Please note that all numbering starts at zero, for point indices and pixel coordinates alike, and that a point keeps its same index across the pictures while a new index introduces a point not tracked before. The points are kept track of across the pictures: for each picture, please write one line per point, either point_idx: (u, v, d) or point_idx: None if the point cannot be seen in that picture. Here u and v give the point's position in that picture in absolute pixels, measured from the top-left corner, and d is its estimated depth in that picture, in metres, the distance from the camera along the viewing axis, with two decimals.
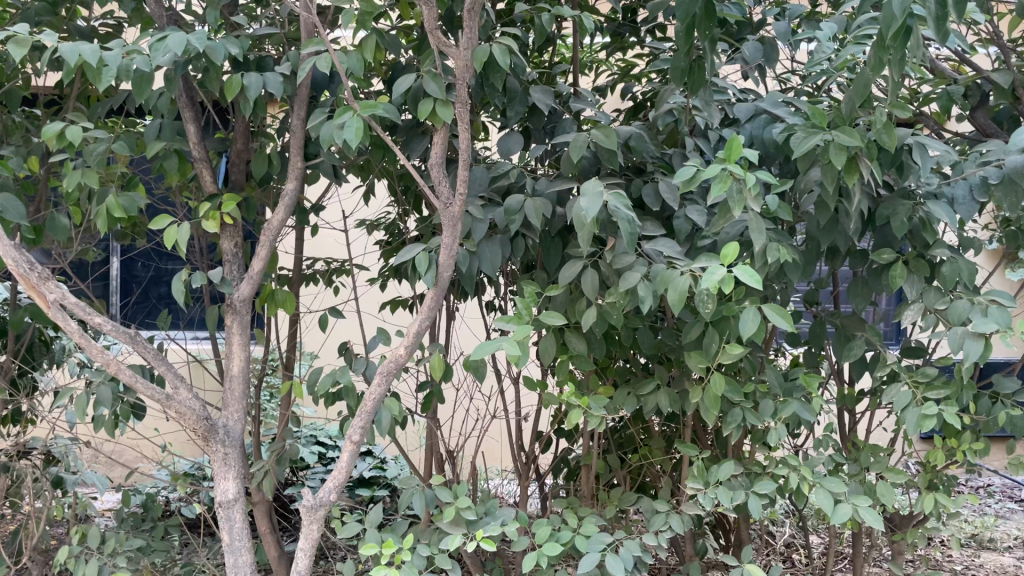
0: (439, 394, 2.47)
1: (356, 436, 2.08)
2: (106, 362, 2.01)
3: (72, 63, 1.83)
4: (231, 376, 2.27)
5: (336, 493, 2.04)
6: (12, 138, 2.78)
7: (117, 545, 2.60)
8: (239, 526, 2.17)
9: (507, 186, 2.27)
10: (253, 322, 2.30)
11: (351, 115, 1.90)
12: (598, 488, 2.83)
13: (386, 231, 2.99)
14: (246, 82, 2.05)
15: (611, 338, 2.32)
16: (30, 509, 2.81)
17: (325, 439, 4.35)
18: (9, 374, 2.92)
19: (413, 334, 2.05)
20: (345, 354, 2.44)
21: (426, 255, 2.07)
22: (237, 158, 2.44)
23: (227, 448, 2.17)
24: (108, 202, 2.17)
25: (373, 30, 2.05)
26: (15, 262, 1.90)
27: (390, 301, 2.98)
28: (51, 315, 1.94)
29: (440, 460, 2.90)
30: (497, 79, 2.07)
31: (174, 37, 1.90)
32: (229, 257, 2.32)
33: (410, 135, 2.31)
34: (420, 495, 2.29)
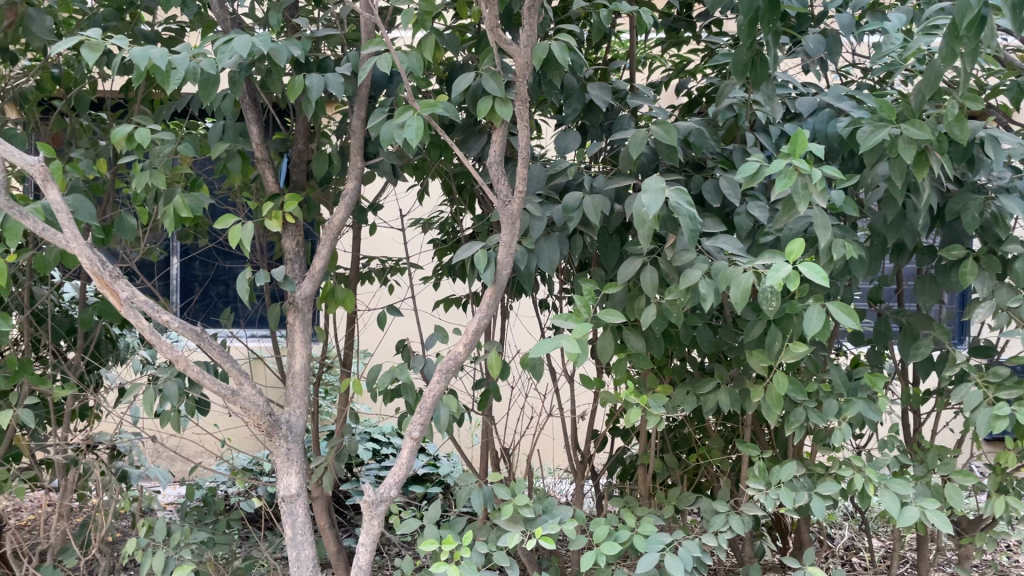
0: (495, 391, 2.47)
1: (415, 433, 2.09)
2: (174, 358, 2.07)
3: (144, 67, 1.87)
4: (293, 372, 2.31)
5: (397, 488, 2.06)
6: (81, 141, 2.87)
7: (182, 538, 2.65)
8: (302, 520, 2.20)
9: (565, 183, 2.26)
10: (315, 320, 2.34)
11: (411, 114, 1.91)
12: (655, 487, 2.81)
13: (441, 229, 3.01)
14: (309, 83, 2.08)
15: (670, 336, 2.30)
16: (98, 502, 2.87)
17: (379, 436, 4.40)
18: (78, 371, 3.00)
19: (472, 332, 2.05)
20: (403, 352, 2.46)
21: (485, 253, 2.07)
22: (298, 158, 2.48)
23: (290, 443, 2.21)
24: (176, 202, 2.22)
25: (432, 30, 2.07)
26: (90, 260, 1.96)
27: (444, 299, 2.99)
28: (124, 313, 1.99)
29: (495, 458, 2.90)
30: (556, 76, 2.07)
31: (240, 40, 1.93)
32: (292, 256, 2.37)
33: (467, 134, 2.31)
34: (479, 492, 2.29)
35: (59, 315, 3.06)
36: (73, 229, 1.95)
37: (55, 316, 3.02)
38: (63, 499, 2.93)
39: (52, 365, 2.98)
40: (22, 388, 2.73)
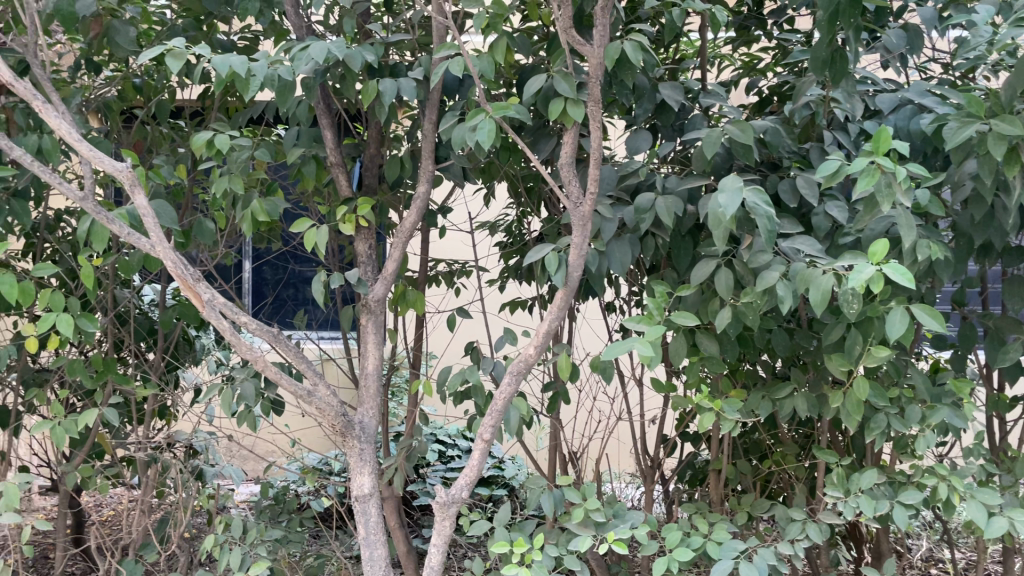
0: (565, 394, 2.45)
1: (486, 435, 2.09)
2: (253, 359, 2.12)
3: (225, 75, 1.93)
4: (366, 374, 2.34)
5: (468, 490, 2.07)
6: (161, 149, 2.96)
7: (259, 534, 2.71)
8: (375, 520, 2.23)
9: (636, 184, 2.24)
10: (386, 323, 2.37)
11: (484, 117, 1.92)
12: (727, 493, 2.76)
13: (508, 231, 3.02)
14: (382, 88, 2.10)
15: (744, 339, 2.25)
16: (178, 498, 2.95)
17: (445, 438, 4.43)
18: (159, 370, 3.09)
19: (543, 334, 2.04)
20: (472, 354, 2.47)
21: (556, 254, 2.03)
22: (371, 162, 2.52)
23: (363, 444, 2.24)
24: (254, 207, 2.29)
25: (504, 33, 2.07)
26: (174, 263, 2.02)
27: (510, 302, 2.99)
28: (205, 314, 2.05)
29: (564, 462, 2.89)
30: (628, 77, 2.06)
31: (316, 47, 1.97)
32: (364, 259, 2.41)
33: (537, 136, 2.31)
34: (549, 495, 2.28)
35: (140, 317, 3.16)
36: (158, 233, 2.02)
37: (136, 318, 3.12)
38: (145, 496, 3.01)
39: (134, 366, 3.08)
40: (106, 387, 2.82)
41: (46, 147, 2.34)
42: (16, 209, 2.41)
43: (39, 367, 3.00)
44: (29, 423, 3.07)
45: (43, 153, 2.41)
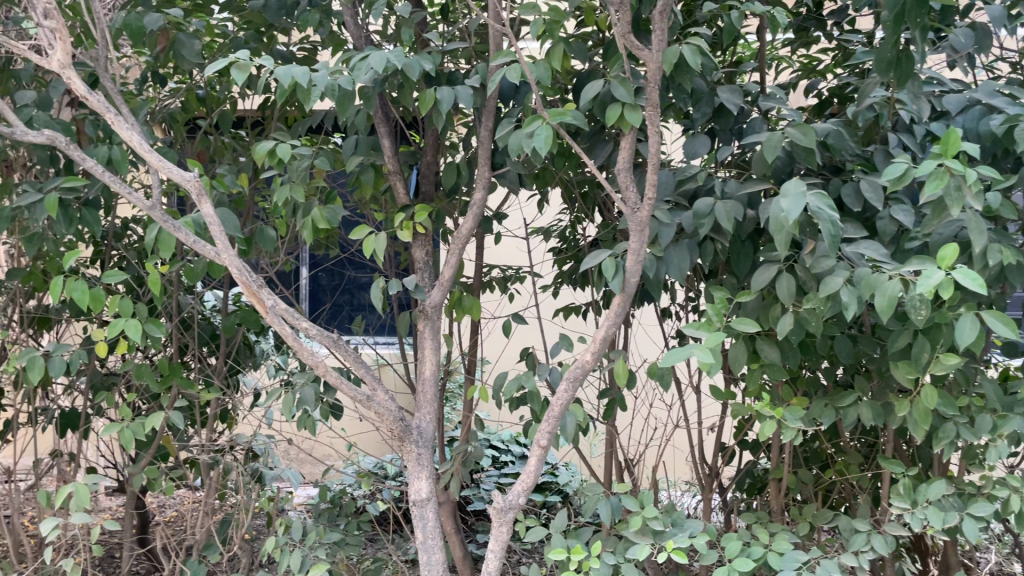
0: (621, 401, 2.43)
1: (543, 441, 2.08)
2: (314, 364, 2.16)
3: (288, 85, 1.96)
4: (423, 379, 2.36)
5: (525, 496, 2.06)
6: (223, 159, 3.03)
7: (318, 537, 2.75)
8: (432, 524, 2.24)
9: (694, 189, 2.21)
10: (443, 328, 2.38)
11: (541, 123, 1.92)
12: (788, 502, 2.71)
13: (563, 237, 3.01)
14: (440, 96, 2.12)
15: (806, 346, 2.21)
16: (239, 500, 3.01)
17: (498, 443, 4.44)
18: (221, 374, 3.16)
19: (600, 340, 2.02)
20: (528, 360, 2.47)
21: (613, 260, 2.01)
22: (427, 170, 2.55)
23: (420, 448, 2.25)
24: (314, 215, 2.32)
25: (561, 39, 2.08)
26: (240, 270, 2.07)
27: (564, 307, 2.99)
28: (269, 320, 2.11)
29: (620, 469, 2.87)
30: (687, 81, 2.04)
31: (376, 57, 2.00)
32: (421, 266, 2.43)
33: (594, 141, 2.31)
34: (606, 502, 2.25)
35: (203, 322, 3.23)
36: (224, 241, 2.06)
37: (199, 323, 3.20)
38: (207, 498, 3.07)
39: (197, 370, 3.15)
40: (171, 391, 2.89)
41: (115, 158, 2.41)
42: (87, 218, 2.48)
43: (107, 371, 3.09)
44: (98, 425, 3.16)
45: (112, 164, 2.48)
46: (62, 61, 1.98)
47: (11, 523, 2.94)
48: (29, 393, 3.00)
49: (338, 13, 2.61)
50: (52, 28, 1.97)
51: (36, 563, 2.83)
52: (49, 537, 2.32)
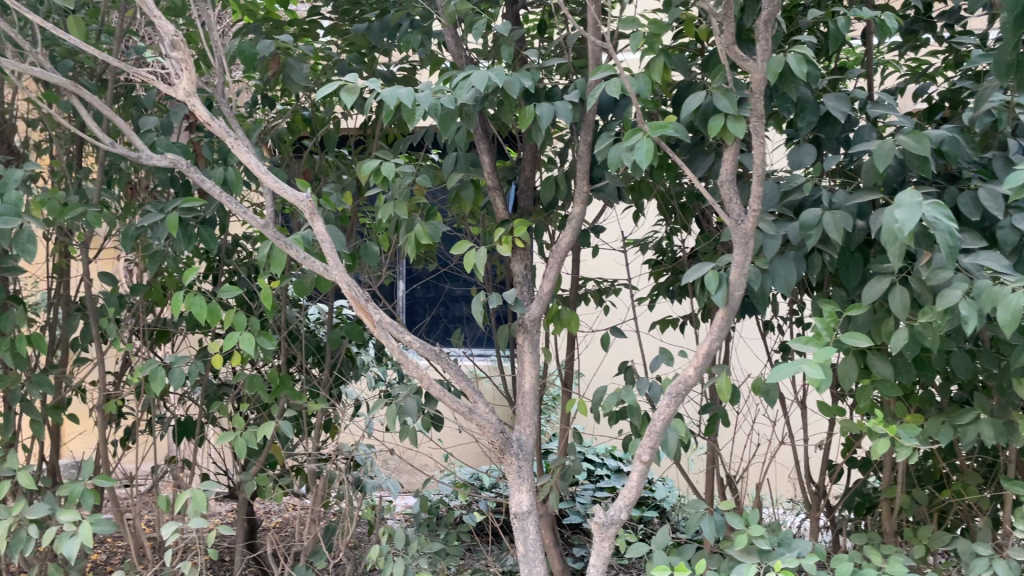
0: (724, 416, 2.39)
1: (645, 456, 2.03)
2: (419, 377, 2.19)
3: (393, 106, 2.02)
4: (523, 392, 2.37)
5: (627, 511, 2.03)
6: (327, 177, 3.13)
7: (420, 547, 2.80)
8: (534, 537, 2.23)
9: (800, 200, 2.16)
10: (542, 341, 2.39)
11: (641, 136, 1.91)
12: (901, 524, 2.61)
13: (660, 249, 2.99)
14: (540, 112, 2.14)
15: (921, 361, 2.12)
16: (343, 508, 3.10)
17: (593, 457, 4.43)
18: (326, 386, 3.27)
19: (704, 354, 1.96)
20: (627, 374, 2.45)
21: (716, 273, 1.96)
22: (526, 185, 2.58)
23: (521, 461, 2.25)
24: (417, 230, 2.38)
25: (661, 52, 2.06)
26: (349, 286, 2.13)
27: (660, 320, 2.94)
28: (376, 333, 2.17)
29: (721, 485, 2.82)
30: (793, 90, 1.99)
31: (477, 75, 2.03)
32: (520, 280, 2.45)
33: (694, 153, 2.28)
34: (709, 519, 2.21)
35: (308, 334, 3.35)
36: (335, 257, 2.13)
37: (305, 335, 3.31)
38: (314, 506, 3.17)
39: (304, 380, 3.26)
40: (280, 402, 3.01)
41: (230, 178, 2.54)
42: (204, 236, 2.61)
43: (219, 381, 3.23)
44: (212, 433, 3.30)
45: (228, 184, 2.61)
46: (186, 90, 2.09)
47: (133, 526, 3.11)
48: (149, 402, 3.16)
49: (438, 33, 2.68)
50: (178, 59, 2.08)
51: (156, 565, 2.98)
52: (171, 540, 2.43)
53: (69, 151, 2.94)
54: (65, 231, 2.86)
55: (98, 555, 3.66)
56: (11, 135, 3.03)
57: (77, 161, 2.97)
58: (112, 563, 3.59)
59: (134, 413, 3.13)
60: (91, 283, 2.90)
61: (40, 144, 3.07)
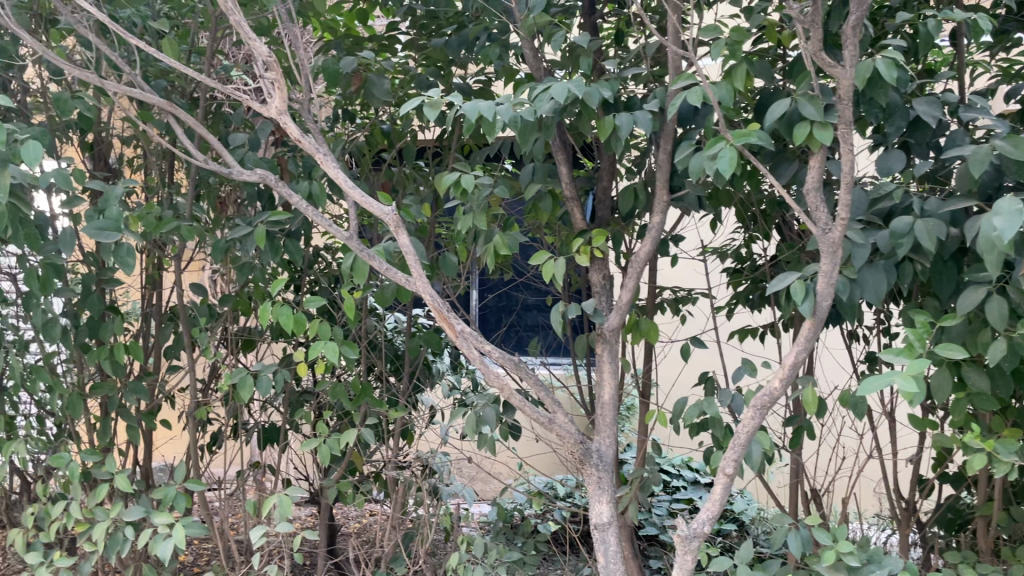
0: (809, 429, 2.34)
1: (729, 469, 1.98)
2: (499, 386, 2.20)
3: (474, 119, 2.05)
4: (602, 402, 2.35)
5: (710, 525, 1.98)
6: (406, 189, 3.18)
7: (499, 556, 2.82)
8: (614, 549, 2.20)
9: (889, 207, 2.11)
10: (621, 352, 2.37)
11: (724, 145, 1.88)
12: (999, 542, 2.50)
13: (739, 257, 2.95)
14: (619, 122, 2.13)
15: (1019, 373, 2.04)
16: (422, 516, 3.14)
17: (669, 468, 4.38)
18: (405, 394, 3.32)
19: (789, 366, 1.92)
20: (708, 385, 2.42)
21: (802, 283, 1.92)
22: (603, 195, 2.58)
23: (601, 472, 2.23)
24: (496, 241, 2.40)
25: (744, 59, 2.03)
26: (432, 296, 2.16)
27: (740, 330, 2.90)
28: (458, 344, 2.19)
29: (805, 500, 2.76)
30: (881, 95, 1.95)
31: (557, 87, 2.04)
32: (598, 290, 2.44)
33: (778, 161, 2.25)
34: (795, 534, 2.17)
35: (386, 343, 3.41)
36: (418, 269, 2.16)
37: (384, 344, 3.37)
38: (394, 512, 3.22)
39: (383, 389, 3.32)
40: (362, 409, 3.07)
41: (315, 192, 2.63)
42: (290, 247, 2.68)
43: (302, 390, 3.31)
44: (294, 440, 3.39)
45: (312, 198, 2.70)
46: (278, 108, 2.15)
47: (221, 530, 3.21)
48: (235, 409, 3.26)
49: (516, 46, 2.70)
50: (272, 78, 2.14)
51: (243, 567, 3.06)
52: (259, 544, 2.50)
53: (161, 167, 3.07)
54: (159, 245, 2.98)
55: (185, 557, 3.79)
56: (107, 152, 3.18)
57: (168, 176, 3.09)
58: (199, 565, 3.71)
59: (221, 420, 3.24)
60: (183, 293, 3.01)
61: (134, 161, 3.20)
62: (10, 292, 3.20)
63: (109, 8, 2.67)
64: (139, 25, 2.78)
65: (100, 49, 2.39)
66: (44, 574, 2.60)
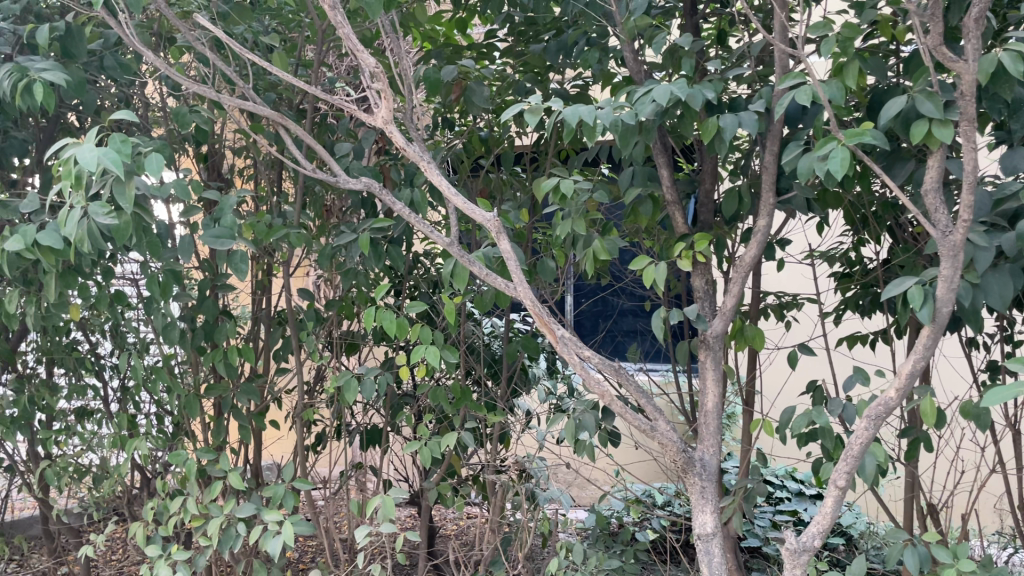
0: (926, 440, 2.23)
1: (841, 482, 1.90)
2: (601, 393, 2.17)
3: (575, 124, 2.04)
4: (705, 410, 2.29)
5: (820, 539, 1.90)
6: (503, 195, 3.21)
7: (599, 564, 2.79)
8: (718, 561, 2.13)
9: (1015, 207, 1.99)
10: (725, 358, 2.31)
11: (835, 144, 1.81)
12: None
13: (848, 262, 2.85)
14: (723, 124, 2.08)
15: None
16: (520, 520, 3.14)
17: (772, 478, 4.26)
18: (504, 398, 3.34)
19: (907, 375, 1.82)
20: (817, 394, 2.34)
21: (921, 287, 1.82)
22: (705, 198, 2.53)
23: (704, 481, 2.18)
24: (595, 246, 2.38)
25: (856, 55, 1.96)
26: (533, 302, 2.15)
27: (848, 337, 2.79)
28: (558, 350, 2.18)
29: (921, 515, 2.63)
30: (1007, 89, 1.84)
31: (659, 89, 2.01)
32: (701, 295, 2.38)
33: (892, 161, 2.16)
34: (912, 550, 2.07)
35: (484, 347, 3.44)
36: (519, 274, 2.16)
37: (482, 348, 3.40)
38: (492, 516, 3.24)
39: (481, 393, 3.34)
40: (461, 413, 3.10)
41: (416, 200, 2.68)
42: (392, 253, 2.74)
43: (402, 392, 3.38)
44: (396, 442, 3.46)
45: (414, 205, 2.75)
46: (384, 117, 2.20)
47: (326, 528, 3.29)
48: (339, 411, 3.35)
49: (615, 49, 2.68)
50: (378, 89, 2.19)
51: (347, 566, 3.13)
52: (363, 544, 2.55)
53: (270, 176, 3.19)
54: (269, 251, 3.10)
55: (292, 554, 3.92)
56: (220, 163, 3.32)
57: (276, 185, 3.20)
58: (305, 562, 3.83)
59: (326, 421, 3.33)
60: (291, 298, 3.12)
61: (245, 170, 3.33)
62: (133, 297, 3.38)
63: (223, 25, 2.78)
64: (250, 40, 2.88)
65: (216, 65, 2.47)
66: (163, 567, 2.72)
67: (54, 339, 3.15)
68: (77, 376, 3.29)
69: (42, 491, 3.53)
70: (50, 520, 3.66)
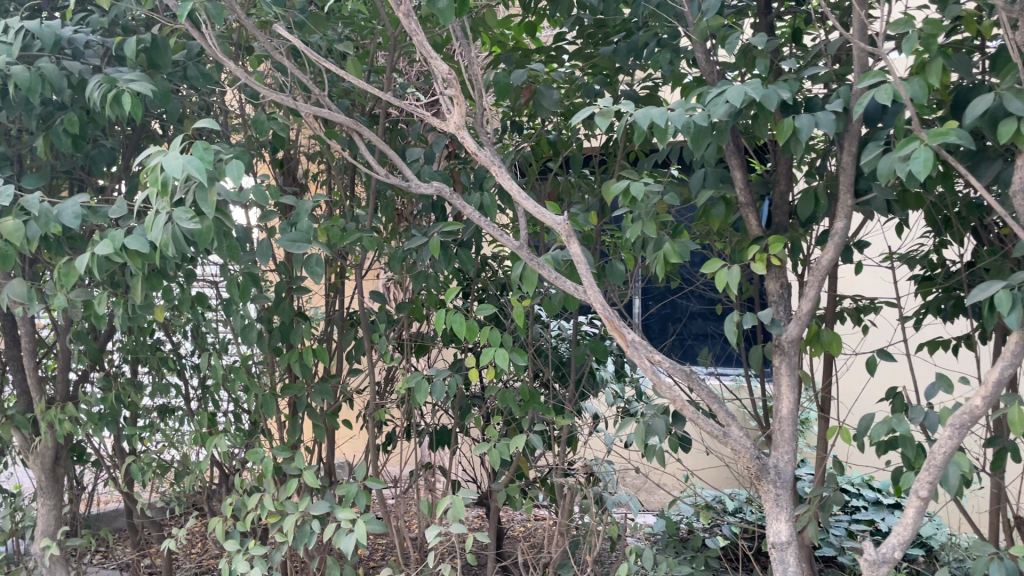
0: (1013, 450, 2.14)
1: (923, 492, 1.83)
2: (672, 399, 2.14)
3: (646, 126, 2.02)
4: (780, 417, 2.24)
5: (902, 550, 1.84)
6: (572, 197, 3.21)
7: (669, 570, 2.76)
8: (794, 571, 2.08)
9: None
10: (801, 364, 2.25)
11: (919, 144, 1.75)
12: None
13: (929, 265, 2.76)
14: (799, 124, 2.04)
15: None
16: (589, 523, 3.13)
17: (848, 486, 4.15)
18: (572, 401, 3.34)
19: (993, 383, 1.74)
20: (897, 401, 2.27)
21: (1010, 292, 1.75)
22: (779, 200, 2.48)
23: (778, 489, 2.13)
24: (666, 249, 2.35)
25: (940, 52, 1.90)
26: (603, 306, 2.13)
27: (930, 342, 2.68)
28: (628, 354, 2.15)
29: (1007, 527, 2.53)
30: None
31: (733, 90, 1.98)
32: (775, 299, 2.33)
33: (977, 160, 2.09)
34: (999, 564, 2.00)
35: (552, 350, 3.45)
36: (589, 278, 2.15)
37: (550, 350, 3.41)
38: (561, 518, 3.23)
39: (550, 395, 3.35)
40: (529, 415, 3.11)
41: (486, 204, 2.71)
42: (462, 257, 2.77)
43: (471, 394, 3.41)
44: (464, 443, 3.49)
45: (483, 208, 2.77)
46: (456, 123, 2.22)
47: (396, 526, 3.34)
48: (409, 411, 3.40)
49: (687, 50, 2.65)
50: (450, 94, 2.21)
51: (417, 566, 3.17)
52: (434, 543, 2.58)
53: (344, 181, 3.25)
54: (342, 255, 3.16)
55: (362, 552, 3.99)
56: (295, 169, 3.40)
57: (349, 190, 3.26)
58: (375, 560, 3.89)
59: (397, 421, 3.38)
60: (363, 300, 3.18)
61: (319, 175, 3.41)
62: (213, 298, 3.49)
63: (300, 34, 2.84)
64: (326, 48, 2.95)
65: (294, 73, 2.53)
66: (241, 561, 2.79)
67: (139, 339, 3.27)
68: (160, 375, 3.41)
69: (127, 485, 3.67)
70: (134, 513, 3.80)
